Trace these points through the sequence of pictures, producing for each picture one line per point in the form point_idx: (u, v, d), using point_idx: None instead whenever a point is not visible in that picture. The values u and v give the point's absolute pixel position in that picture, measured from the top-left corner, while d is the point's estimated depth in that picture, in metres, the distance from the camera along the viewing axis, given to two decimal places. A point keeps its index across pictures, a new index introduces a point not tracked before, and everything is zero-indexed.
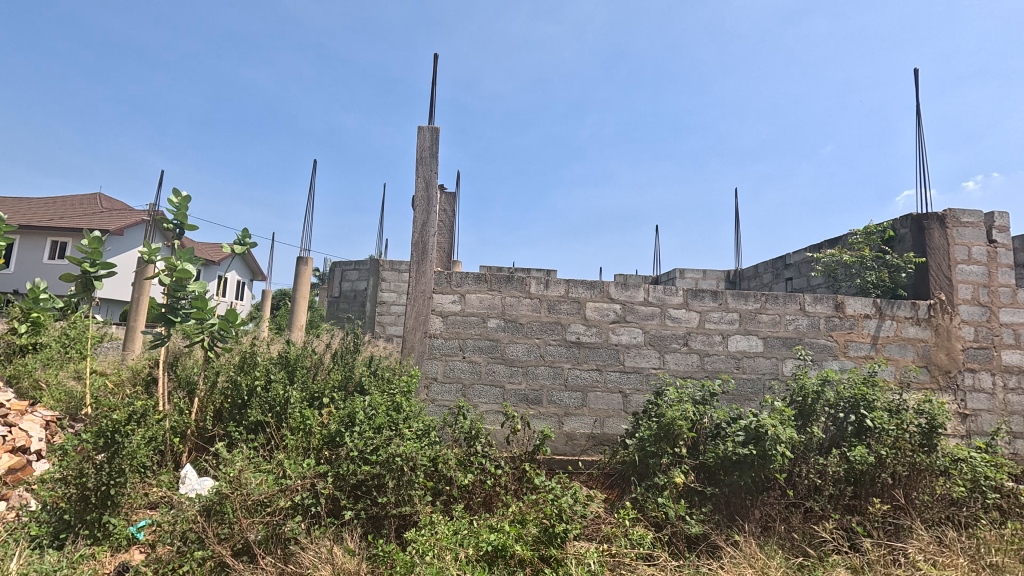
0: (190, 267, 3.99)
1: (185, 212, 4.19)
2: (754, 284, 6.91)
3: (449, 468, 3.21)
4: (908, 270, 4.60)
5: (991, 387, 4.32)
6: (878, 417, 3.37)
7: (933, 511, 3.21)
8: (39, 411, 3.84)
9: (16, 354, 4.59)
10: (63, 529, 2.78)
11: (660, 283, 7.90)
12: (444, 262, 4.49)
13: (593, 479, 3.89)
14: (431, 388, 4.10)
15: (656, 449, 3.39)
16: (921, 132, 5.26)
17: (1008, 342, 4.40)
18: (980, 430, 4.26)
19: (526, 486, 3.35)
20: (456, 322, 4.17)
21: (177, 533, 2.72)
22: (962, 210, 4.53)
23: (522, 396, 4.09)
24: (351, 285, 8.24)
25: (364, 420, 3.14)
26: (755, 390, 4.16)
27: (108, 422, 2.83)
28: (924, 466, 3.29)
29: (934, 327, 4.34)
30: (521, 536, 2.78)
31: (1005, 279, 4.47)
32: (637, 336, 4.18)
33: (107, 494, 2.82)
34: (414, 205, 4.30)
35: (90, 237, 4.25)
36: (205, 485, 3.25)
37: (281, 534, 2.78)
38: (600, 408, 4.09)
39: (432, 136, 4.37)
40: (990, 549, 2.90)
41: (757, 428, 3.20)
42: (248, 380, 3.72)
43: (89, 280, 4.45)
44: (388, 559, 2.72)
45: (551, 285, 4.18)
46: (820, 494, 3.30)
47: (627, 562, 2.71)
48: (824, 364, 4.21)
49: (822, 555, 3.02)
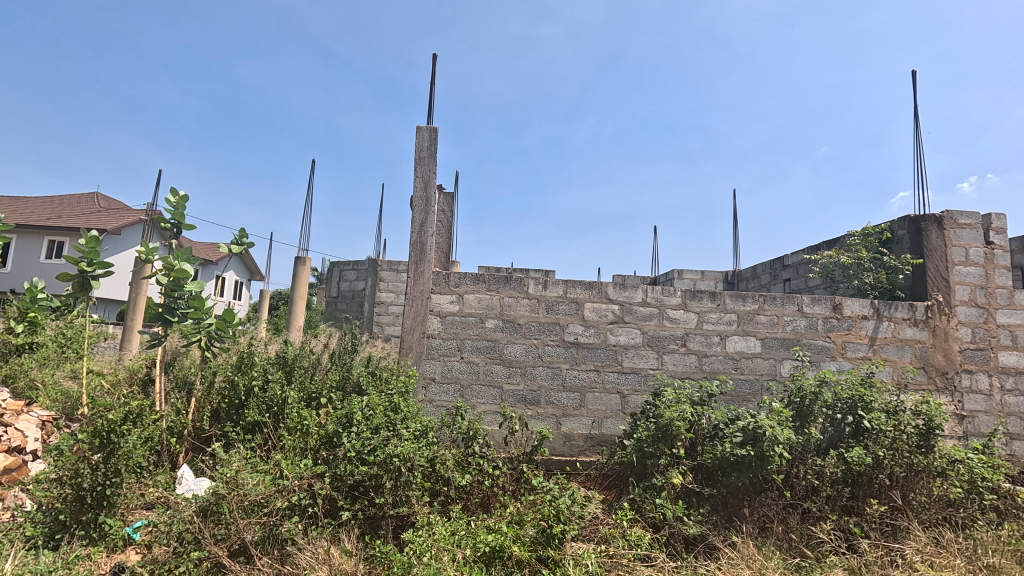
0: (188, 266, 3.90)
1: (183, 212, 4.17)
2: (752, 284, 6.94)
3: (447, 468, 3.20)
4: (905, 271, 4.63)
5: (987, 388, 4.33)
6: (876, 417, 3.38)
7: (930, 512, 3.22)
8: (34, 411, 3.83)
9: (13, 354, 4.55)
10: (58, 529, 2.77)
11: (659, 285, 7.87)
12: (443, 262, 4.43)
13: (591, 479, 3.90)
14: (430, 389, 4.10)
15: (655, 450, 3.40)
16: (920, 132, 5.25)
17: (1005, 344, 4.41)
18: (977, 431, 4.28)
19: (524, 487, 3.35)
20: (455, 322, 4.17)
21: (174, 534, 2.70)
22: (959, 211, 4.54)
23: (520, 396, 4.09)
24: (350, 284, 8.22)
25: (362, 420, 3.14)
26: (753, 390, 4.16)
27: (103, 421, 2.82)
28: (922, 467, 3.29)
29: (931, 328, 4.35)
30: (519, 537, 2.77)
31: (1002, 280, 4.48)
32: (636, 336, 4.18)
33: (103, 494, 2.80)
34: (414, 205, 4.29)
35: (86, 236, 4.23)
36: (202, 485, 3.25)
37: (277, 534, 2.76)
38: (598, 408, 4.09)
39: (431, 136, 4.36)
40: (987, 550, 2.90)
41: (756, 430, 3.17)
42: (246, 380, 3.69)
43: (86, 280, 4.41)
44: (386, 560, 2.71)
45: (550, 285, 4.18)
46: (818, 495, 3.31)
47: (624, 563, 2.72)
48: (822, 365, 4.22)
49: (819, 556, 3.01)
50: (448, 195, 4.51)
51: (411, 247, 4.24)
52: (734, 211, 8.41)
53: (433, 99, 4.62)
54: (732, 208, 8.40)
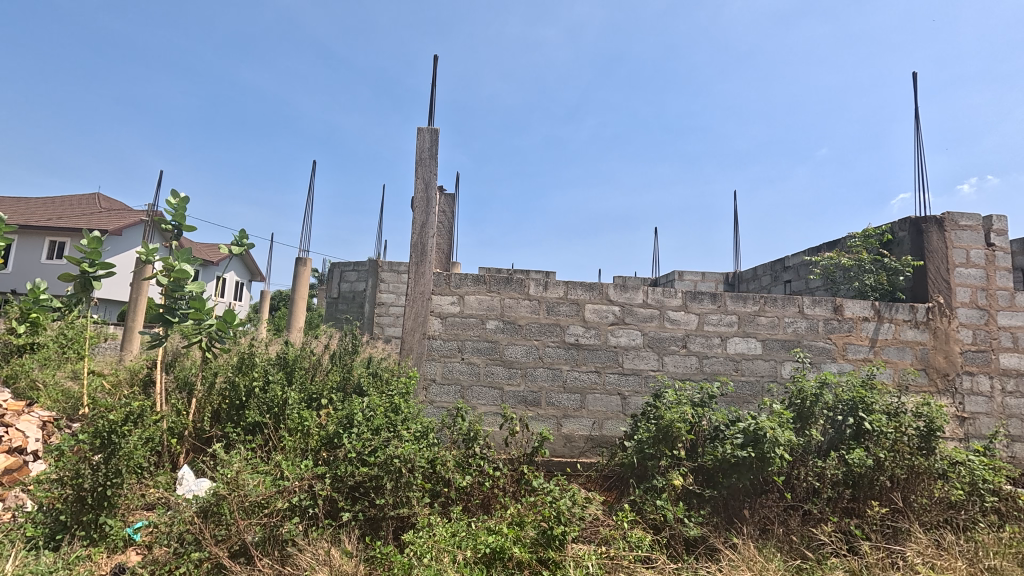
0: (189, 267, 3.89)
1: (184, 212, 4.18)
2: (752, 286, 6.94)
3: (447, 469, 3.19)
4: (906, 273, 4.62)
5: (988, 390, 4.33)
6: (876, 419, 3.37)
7: (931, 514, 3.21)
8: (36, 412, 3.83)
9: (14, 354, 4.57)
10: (59, 530, 2.77)
11: (660, 286, 7.85)
12: (443, 264, 4.42)
13: (592, 481, 3.88)
14: (430, 390, 4.10)
15: (656, 451, 3.40)
16: (921, 134, 5.23)
17: (1006, 346, 4.40)
18: (978, 433, 4.27)
19: (524, 488, 3.35)
20: (456, 323, 4.17)
21: (174, 534, 2.70)
22: (960, 213, 4.54)
23: (521, 397, 4.09)
24: (350, 285, 8.24)
25: (363, 421, 3.15)
26: (753, 392, 4.16)
27: (105, 422, 2.82)
28: (923, 469, 3.29)
29: (932, 330, 4.35)
30: (520, 538, 2.77)
31: (1003, 282, 4.47)
32: (636, 338, 4.18)
33: (104, 494, 2.80)
34: (414, 206, 4.30)
35: (89, 236, 4.23)
36: (202, 486, 3.26)
37: (278, 535, 2.76)
38: (598, 409, 4.09)
39: (432, 137, 4.36)
40: (987, 552, 2.89)
41: (756, 431, 3.17)
42: (246, 380, 3.70)
43: (88, 280, 4.41)
44: (386, 561, 2.71)
45: (550, 286, 4.18)
46: (819, 497, 3.31)
47: (624, 564, 2.72)
48: (823, 366, 4.21)
49: (820, 559, 3.00)
50: (448, 196, 4.51)
51: (411, 248, 4.24)
52: (734, 212, 8.41)
53: (434, 101, 4.63)
54: (732, 209, 8.39)
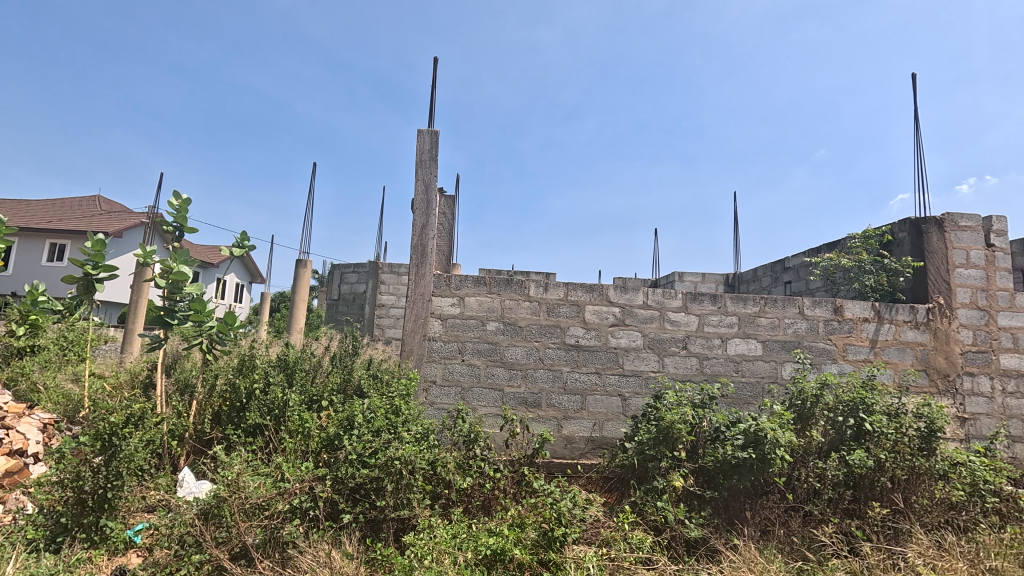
0: (187, 269, 3.89)
1: (185, 214, 4.18)
2: (753, 287, 6.94)
3: (448, 471, 3.19)
4: (906, 274, 4.62)
5: (989, 391, 4.33)
6: (877, 420, 3.36)
7: (932, 514, 3.21)
8: (37, 415, 3.84)
9: (15, 356, 4.59)
10: (59, 533, 2.78)
11: (660, 287, 7.85)
12: (443, 265, 4.42)
13: (592, 482, 3.88)
14: (430, 391, 4.10)
15: (656, 453, 3.41)
16: (921, 135, 5.21)
17: (1007, 346, 4.40)
18: (979, 434, 4.27)
19: (525, 489, 3.36)
20: (456, 324, 4.17)
21: (175, 536, 2.71)
22: (960, 214, 4.54)
23: (521, 399, 4.09)
24: (351, 288, 8.27)
25: (364, 423, 3.15)
26: (753, 393, 4.16)
27: (105, 425, 2.83)
28: (924, 470, 3.28)
29: (933, 331, 4.34)
30: (521, 540, 2.76)
31: (1003, 283, 4.47)
32: (636, 339, 4.18)
33: (104, 496, 2.81)
34: (414, 208, 4.30)
35: (92, 239, 4.24)
36: (203, 488, 3.26)
37: (278, 538, 2.76)
38: (599, 411, 4.09)
39: (432, 139, 4.37)
40: (989, 553, 2.88)
41: (756, 432, 3.17)
42: (247, 382, 3.72)
43: (90, 280, 4.36)
44: (387, 563, 2.72)
45: (550, 288, 4.18)
46: (820, 498, 3.31)
47: (626, 566, 2.72)
48: (823, 367, 4.21)
49: (822, 560, 2.99)
50: (448, 197, 4.50)
51: (411, 249, 4.24)
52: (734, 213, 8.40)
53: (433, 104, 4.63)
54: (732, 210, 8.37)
